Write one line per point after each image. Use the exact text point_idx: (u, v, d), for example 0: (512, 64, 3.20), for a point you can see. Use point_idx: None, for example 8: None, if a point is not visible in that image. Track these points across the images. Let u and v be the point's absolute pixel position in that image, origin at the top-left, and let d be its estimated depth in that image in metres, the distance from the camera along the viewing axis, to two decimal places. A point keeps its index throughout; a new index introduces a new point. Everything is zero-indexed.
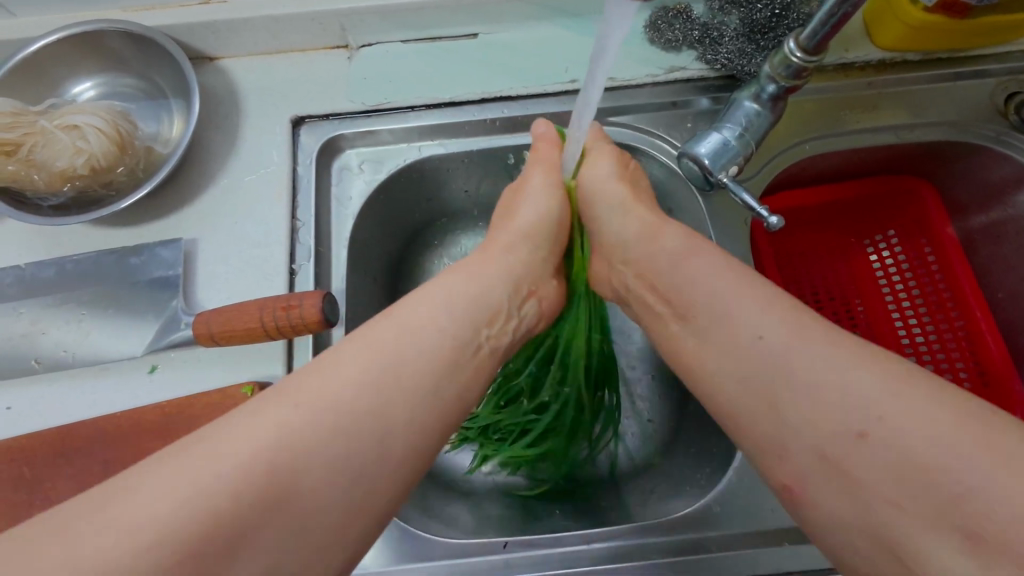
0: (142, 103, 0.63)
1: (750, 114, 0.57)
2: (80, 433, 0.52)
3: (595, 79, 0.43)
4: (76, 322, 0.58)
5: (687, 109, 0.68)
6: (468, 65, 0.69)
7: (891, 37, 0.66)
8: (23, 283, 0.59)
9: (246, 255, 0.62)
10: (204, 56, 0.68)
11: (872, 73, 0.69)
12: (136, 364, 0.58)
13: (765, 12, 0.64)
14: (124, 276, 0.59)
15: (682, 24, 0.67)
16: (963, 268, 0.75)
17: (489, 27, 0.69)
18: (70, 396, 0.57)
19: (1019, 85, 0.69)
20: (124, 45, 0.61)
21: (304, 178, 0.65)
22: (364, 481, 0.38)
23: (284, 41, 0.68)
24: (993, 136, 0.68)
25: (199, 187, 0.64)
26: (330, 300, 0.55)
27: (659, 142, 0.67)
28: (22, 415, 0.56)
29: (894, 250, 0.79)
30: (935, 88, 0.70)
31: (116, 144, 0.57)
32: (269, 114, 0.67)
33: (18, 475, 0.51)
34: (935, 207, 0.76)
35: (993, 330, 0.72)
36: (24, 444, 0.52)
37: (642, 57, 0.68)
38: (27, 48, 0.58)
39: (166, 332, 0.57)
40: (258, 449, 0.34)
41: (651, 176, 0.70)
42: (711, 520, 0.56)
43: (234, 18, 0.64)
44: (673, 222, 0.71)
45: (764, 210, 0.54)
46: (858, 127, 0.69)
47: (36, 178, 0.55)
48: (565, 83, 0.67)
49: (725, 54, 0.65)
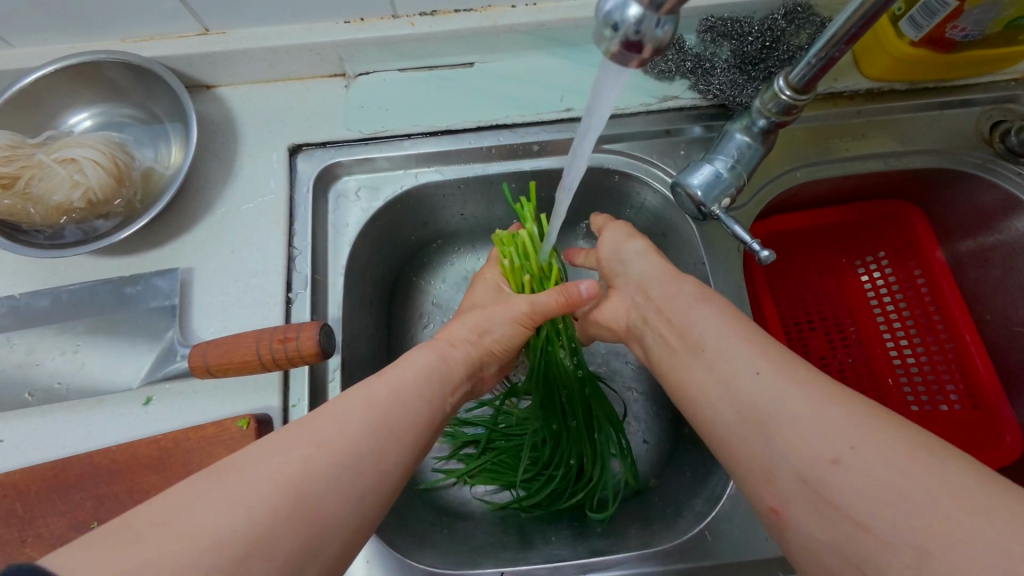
0: (139, 133, 0.63)
1: (742, 147, 0.58)
2: (74, 467, 0.52)
3: (593, 116, 0.43)
4: (72, 353, 0.58)
5: (680, 137, 0.69)
6: (465, 93, 0.69)
7: (879, 69, 0.68)
8: (17, 314, 0.59)
9: (243, 283, 0.62)
10: (201, 84, 0.69)
11: (861, 102, 0.71)
12: (131, 395, 0.57)
13: (756, 45, 0.65)
14: (121, 306, 0.59)
15: (676, 54, 0.68)
16: (953, 290, 0.76)
17: (485, 56, 0.70)
18: (64, 427, 0.56)
19: (1003, 114, 0.71)
20: (122, 77, 0.61)
21: (302, 205, 0.66)
22: (361, 522, 0.38)
23: (282, 70, 0.68)
24: (979, 164, 0.70)
25: (196, 215, 0.64)
26: (327, 331, 0.55)
27: (653, 170, 0.68)
28: (15, 447, 0.56)
29: (884, 272, 0.80)
30: (923, 117, 0.71)
31: (113, 175, 0.57)
32: (266, 142, 0.68)
33: (10, 510, 0.50)
34: (925, 230, 0.77)
35: (983, 352, 0.73)
36: (17, 479, 0.52)
37: (636, 85, 0.69)
38: (26, 79, 0.58)
39: (163, 363, 0.57)
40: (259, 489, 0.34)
41: (646, 202, 0.71)
42: (705, 548, 0.56)
43: (232, 49, 0.64)
44: (666, 247, 0.72)
45: (756, 242, 0.55)
46: (847, 155, 0.70)
47: (33, 210, 0.55)
48: (560, 112, 0.68)
49: (718, 85, 0.66)
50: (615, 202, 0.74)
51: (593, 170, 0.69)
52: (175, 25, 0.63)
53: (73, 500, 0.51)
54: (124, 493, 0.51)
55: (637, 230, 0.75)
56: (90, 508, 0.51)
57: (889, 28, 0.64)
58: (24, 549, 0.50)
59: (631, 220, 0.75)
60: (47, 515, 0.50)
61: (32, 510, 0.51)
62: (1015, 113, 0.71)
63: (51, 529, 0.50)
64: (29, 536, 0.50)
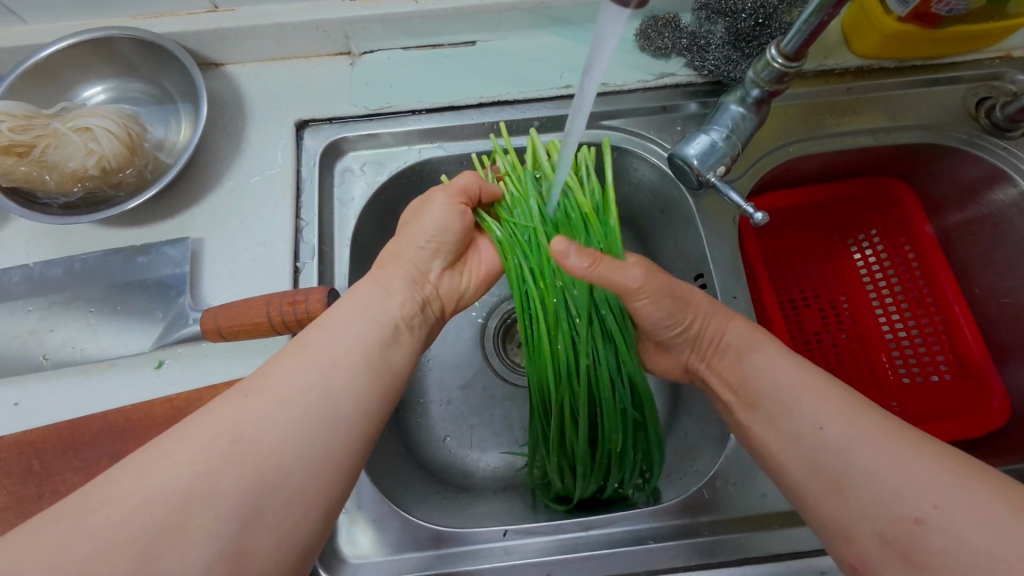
0: (151, 108, 0.65)
1: (736, 118, 0.60)
2: (91, 426, 0.53)
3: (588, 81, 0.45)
4: (84, 319, 0.59)
5: (677, 113, 0.71)
6: (467, 71, 0.71)
7: (868, 46, 0.70)
8: (31, 282, 0.60)
9: (253, 253, 0.64)
10: (210, 62, 0.70)
11: (852, 79, 0.73)
12: (144, 360, 0.59)
13: (749, 22, 0.66)
14: (133, 273, 0.60)
15: (671, 33, 0.70)
16: (942, 265, 0.78)
17: (487, 35, 0.72)
18: (77, 391, 0.58)
19: (988, 91, 0.73)
20: (133, 52, 0.63)
21: (309, 179, 0.68)
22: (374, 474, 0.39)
23: (288, 48, 0.70)
24: (966, 139, 0.72)
25: (206, 188, 0.66)
26: (334, 295, 0.57)
27: (650, 145, 0.70)
28: (30, 410, 0.57)
29: (876, 248, 0.82)
30: (911, 94, 0.73)
31: (126, 145, 0.58)
32: (274, 119, 0.69)
33: (28, 467, 0.52)
34: (915, 206, 0.79)
35: (971, 323, 0.75)
36: (34, 437, 0.53)
37: (633, 63, 0.71)
38: (41, 53, 0.60)
39: (174, 328, 0.58)
40: (269, 434, 0.38)
41: (643, 178, 0.73)
42: (702, 506, 0.57)
43: (240, 25, 0.66)
44: (663, 223, 0.74)
45: (750, 206, 0.57)
46: (839, 130, 0.72)
47: (48, 178, 0.57)
48: (559, 89, 0.70)
49: (713, 61, 0.68)
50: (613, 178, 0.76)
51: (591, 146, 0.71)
52: (185, 2, 0.64)
53: (90, 458, 0.52)
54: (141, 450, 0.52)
55: (635, 206, 0.77)
56: (105, 465, 0.52)
57: (877, 4, 0.66)
58: (41, 504, 0.51)
59: (631, 196, 0.76)
60: (64, 471, 0.52)
61: (48, 466, 0.52)
62: (999, 90, 0.73)
63: (67, 484, 0.51)
64: (46, 492, 0.51)
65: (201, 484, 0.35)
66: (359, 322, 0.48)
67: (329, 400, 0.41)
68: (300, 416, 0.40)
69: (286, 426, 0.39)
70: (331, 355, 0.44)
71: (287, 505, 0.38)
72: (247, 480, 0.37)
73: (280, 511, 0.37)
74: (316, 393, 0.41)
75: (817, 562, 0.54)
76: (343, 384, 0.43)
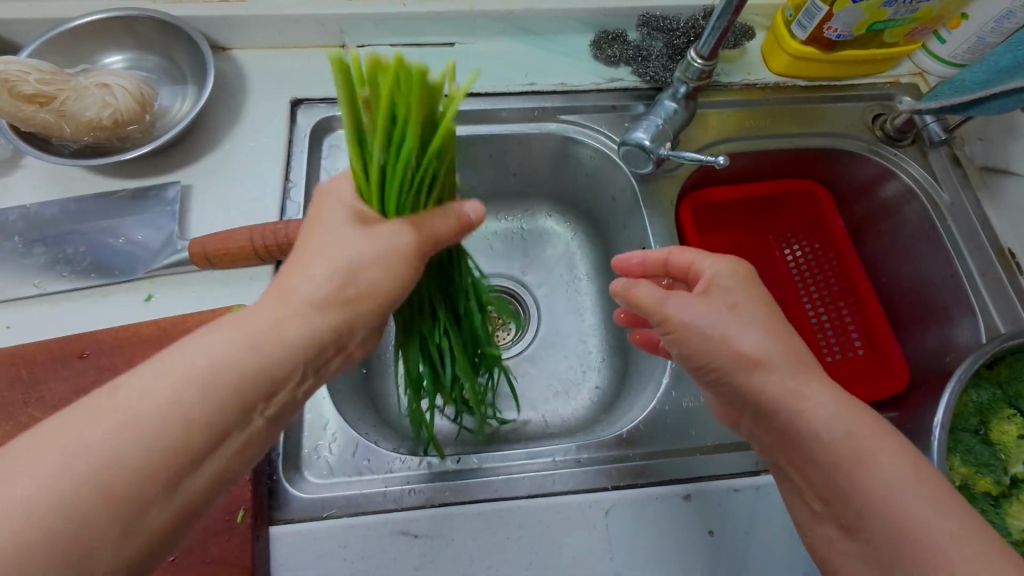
0: (160, 78, 0.73)
1: (670, 112, 0.72)
2: (79, 342, 0.58)
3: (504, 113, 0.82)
4: (79, 253, 0.64)
5: (625, 112, 0.83)
6: (446, 67, 0.82)
7: (782, 65, 0.84)
8: (28, 220, 0.66)
9: (243, 206, 0.71)
10: (218, 46, 0.79)
11: (771, 91, 0.86)
12: (135, 289, 0.64)
13: (683, 38, 0.80)
14: (128, 212, 0.67)
15: (620, 45, 0.83)
16: (853, 255, 0.88)
17: (464, 38, 0.83)
18: (68, 316, 0.63)
19: (883, 109, 0.87)
20: (149, 29, 0.71)
21: (299, 149, 0.76)
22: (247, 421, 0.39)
23: (289, 37, 0.80)
24: (865, 146, 0.86)
25: (204, 149, 0.73)
26: (311, 227, 0.64)
27: (602, 137, 0.82)
28: (20, 333, 0.62)
29: (802, 246, 0.95)
30: (821, 107, 0.87)
31: (138, 102, 0.66)
32: (271, 96, 0.78)
33: (18, 376, 0.56)
34: (828, 204, 0.90)
35: (877, 304, 0.85)
36: (26, 350, 0.58)
37: (588, 68, 0.84)
38: (70, 24, 0.69)
39: (165, 254, 0.65)
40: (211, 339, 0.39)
41: (594, 169, 0.85)
42: (636, 438, 0.64)
43: (248, 13, 0.75)
44: (615, 208, 0.86)
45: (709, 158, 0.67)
46: (762, 134, 0.85)
47: (65, 127, 0.64)
48: (524, 86, 0.82)
49: (653, 69, 0.81)
50: (568, 169, 0.88)
51: (555, 136, 0.82)
52: None
53: (78, 369, 0.57)
54: (125, 364, 0.58)
55: (588, 196, 0.90)
56: (92, 376, 0.57)
57: (785, 32, 0.81)
58: (28, 408, 0.55)
59: (592, 186, 0.88)
60: (52, 381, 0.56)
61: (38, 376, 0.57)
62: (892, 108, 0.87)
63: (55, 392, 0.56)
64: (34, 398, 0.56)
65: (116, 449, 0.33)
66: (298, 311, 0.42)
67: (240, 379, 0.39)
68: (213, 385, 0.37)
69: (175, 406, 0.36)
70: (275, 318, 0.42)
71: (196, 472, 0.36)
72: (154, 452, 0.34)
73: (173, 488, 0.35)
74: (256, 341, 0.40)
75: (734, 484, 0.60)
76: (286, 339, 0.41)
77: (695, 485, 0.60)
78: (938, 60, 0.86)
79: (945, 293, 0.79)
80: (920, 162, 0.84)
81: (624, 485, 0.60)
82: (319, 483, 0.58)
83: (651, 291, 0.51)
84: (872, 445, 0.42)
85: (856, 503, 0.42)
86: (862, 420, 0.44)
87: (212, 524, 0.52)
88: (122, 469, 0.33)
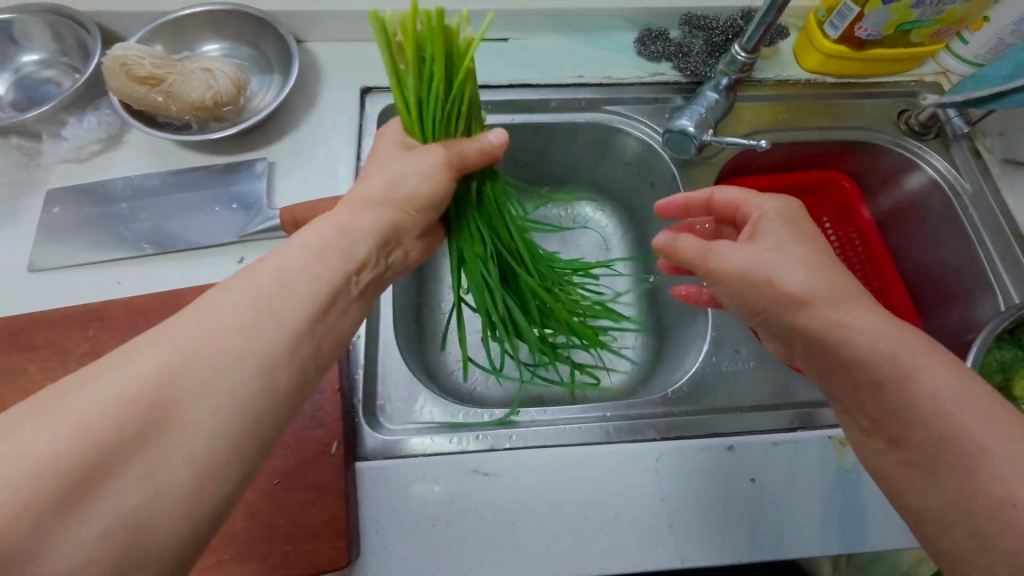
0: (249, 66, 0.80)
1: (712, 101, 0.78)
2: (187, 295, 0.65)
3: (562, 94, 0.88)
4: (179, 219, 0.72)
5: (666, 104, 0.89)
6: (502, 61, 0.89)
7: (813, 62, 0.90)
8: (134, 189, 0.74)
9: (321, 181, 0.78)
10: (295, 39, 0.87)
11: (802, 87, 0.92)
12: (229, 252, 0.71)
13: (722, 36, 0.86)
14: (222, 183, 0.74)
15: (663, 42, 0.89)
16: (877, 241, 0.95)
17: (518, 34, 0.90)
18: (171, 274, 0.70)
19: (907, 105, 0.93)
20: (241, 22, 0.78)
21: (369, 132, 0.83)
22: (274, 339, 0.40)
23: (359, 32, 0.87)
24: (890, 140, 0.91)
25: (285, 130, 0.81)
26: None
27: (644, 128, 0.88)
28: (129, 288, 0.69)
29: (828, 234, 1.00)
30: (849, 102, 0.93)
31: (235, 86, 0.73)
32: (344, 84, 0.85)
33: (135, 322, 0.63)
34: (854, 193, 0.97)
35: (900, 287, 0.92)
36: (140, 301, 0.64)
37: (632, 64, 0.90)
38: (173, 15, 0.76)
39: (258, 220, 0.72)
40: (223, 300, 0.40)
41: (636, 157, 0.91)
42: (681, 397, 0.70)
43: (325, 9, 0.83)
44: (654, 193, 0.93)
45: (751, 142, 0.73)
46: (794, 126, 0.91)
47: (171, 106, 0.71)
48: (573, 79, 0.89)
49: (694, 64, 0.87)
50: (612, 158, 0.94)
51: (600, 126, 0.89)
52: None
53: None
54: None
55: (628, 183, 0.96)
56: None
57: (817, 32, 0.87)
58: None
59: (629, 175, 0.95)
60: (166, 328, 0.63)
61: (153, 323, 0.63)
62: (916, 104, 0.93)
63: None
64: None
65: (175, 366, 0.36)
66: (358, 214, 0.51)
67: (329, 256, 0.47)
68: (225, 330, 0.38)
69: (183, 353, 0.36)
70: (334, 228, 0.49)
71: (294, 336, 0.41)
72: (267, 310, 0.41)
73: (205, 423, 0.36)
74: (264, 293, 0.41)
75: (772, 438, 0.66)
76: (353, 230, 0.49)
77: (736, 438, 0.65)
78: (961, 60, 0.91)
79: (966, 275, 0.84)
80: (943, 155, 0.89)
81: (672, 436, 0.65)
82: (394, 427, 0.66)
83: (694, 243, 0.56)
84: (916, 358, 0.44)
85: (898, 419, 0.45)
86: (910, 337, 0.45)
87: (310, 454, 0.58)
88: (239, 325, 0.39)
